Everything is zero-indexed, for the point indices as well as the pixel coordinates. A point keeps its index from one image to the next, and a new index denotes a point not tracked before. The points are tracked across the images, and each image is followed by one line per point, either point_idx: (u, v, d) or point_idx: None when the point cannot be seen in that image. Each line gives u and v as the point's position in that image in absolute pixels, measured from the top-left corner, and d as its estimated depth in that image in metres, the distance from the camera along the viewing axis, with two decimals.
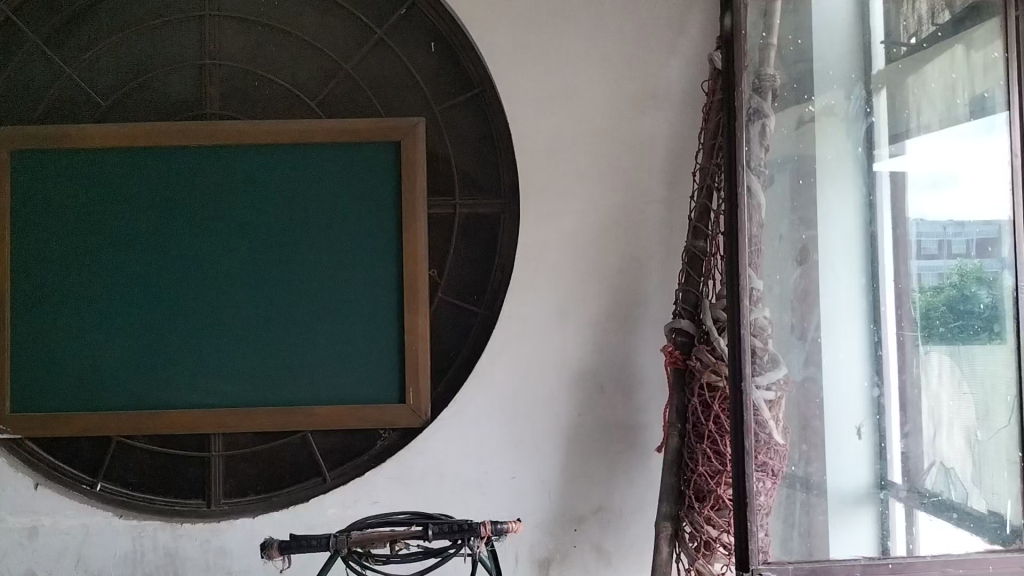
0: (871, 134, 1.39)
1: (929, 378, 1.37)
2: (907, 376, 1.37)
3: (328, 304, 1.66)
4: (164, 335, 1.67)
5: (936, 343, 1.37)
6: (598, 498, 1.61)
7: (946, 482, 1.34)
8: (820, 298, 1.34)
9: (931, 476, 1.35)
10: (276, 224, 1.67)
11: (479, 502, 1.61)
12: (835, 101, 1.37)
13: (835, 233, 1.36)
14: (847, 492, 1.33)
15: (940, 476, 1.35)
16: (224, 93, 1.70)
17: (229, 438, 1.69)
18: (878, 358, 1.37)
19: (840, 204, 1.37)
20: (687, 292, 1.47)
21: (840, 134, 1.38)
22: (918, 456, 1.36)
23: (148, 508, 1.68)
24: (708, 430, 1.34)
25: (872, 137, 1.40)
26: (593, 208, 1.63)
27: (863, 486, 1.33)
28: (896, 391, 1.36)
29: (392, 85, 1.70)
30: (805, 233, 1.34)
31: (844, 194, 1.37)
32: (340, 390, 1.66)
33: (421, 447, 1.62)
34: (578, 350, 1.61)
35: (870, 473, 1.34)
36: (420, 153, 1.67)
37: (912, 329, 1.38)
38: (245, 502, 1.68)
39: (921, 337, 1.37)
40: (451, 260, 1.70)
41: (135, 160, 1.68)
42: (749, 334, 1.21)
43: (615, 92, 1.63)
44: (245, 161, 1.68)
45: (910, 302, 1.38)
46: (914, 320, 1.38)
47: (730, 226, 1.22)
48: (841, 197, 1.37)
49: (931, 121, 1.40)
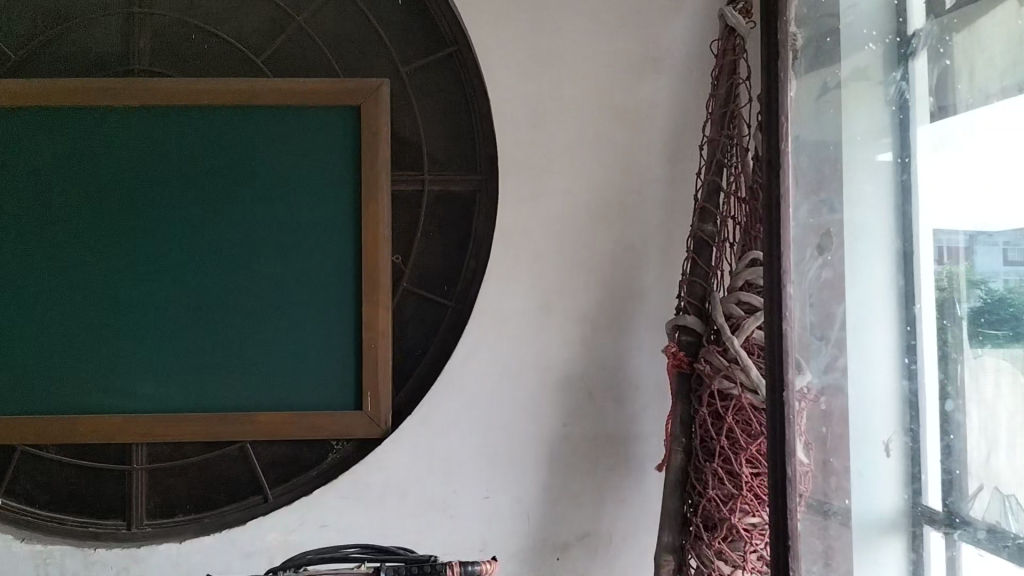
0: (903, 90, 0.88)
1: (980, 387, 0.85)
2: (953, 394, 0.86)
3: (275, 292, 1.43)
4: (82, 327, 1.42)
5: (990, 347, 0.85)
6: (585, 521, 1.39)
7: (1003, 508, 0.82)
8: (848, 305, 0.87)
9: (982, 503, 0.83)
10: (216, 198, 1.43)
11: (447, 525, 1.39)
12: (864, 59, 0.88)
13: (859, 211, 0.87)
14: (873, 517, 0.86)
15: (994, 502, 0.83)
16: (156, 48, 1.46)
17: (154, 448, 1.45)
18: (910, 364, 0.87)
19: (872, 187, 0.88)
20: (692, 284, 1.26)
21: (868, 102, 0.88)
22: (962, 474, 0.85)
23: (57, 531, 1.42)
24: (719, 446, 1.14)
25: (907, 91, 0.88)
26: (584, 187, 1.41)
27: (891, 510, 0.86)
28: (934, 431, 0.86)
29: (353, 43, 1.47)
30: (829, 215, 0.87)
31: (873, 171, 0.88)
32: (287, 394, 1.43)
33: (381, 462, 1.39)
34: (564, 351, 1.39)
35: (901, 495, 0.86)
36: (385, 119, 1.44)
37: (953, 325, 0.87)
38: (173, 524, 1.44)
39: (967, 321, 0.86)
40: (418, 245, 1.47)
41: (53, 120, 1.44)
42: (788, 320, 0.85)
43: (611, 54, 1.41)
44: (181, 124, 1.44)
45: (948, 287, 0.87)
46: (951, 313, 0.87)
47: (770, 162, 0.87)
48: (871, 174, 0.88)
49: (990, 87, 0.86)
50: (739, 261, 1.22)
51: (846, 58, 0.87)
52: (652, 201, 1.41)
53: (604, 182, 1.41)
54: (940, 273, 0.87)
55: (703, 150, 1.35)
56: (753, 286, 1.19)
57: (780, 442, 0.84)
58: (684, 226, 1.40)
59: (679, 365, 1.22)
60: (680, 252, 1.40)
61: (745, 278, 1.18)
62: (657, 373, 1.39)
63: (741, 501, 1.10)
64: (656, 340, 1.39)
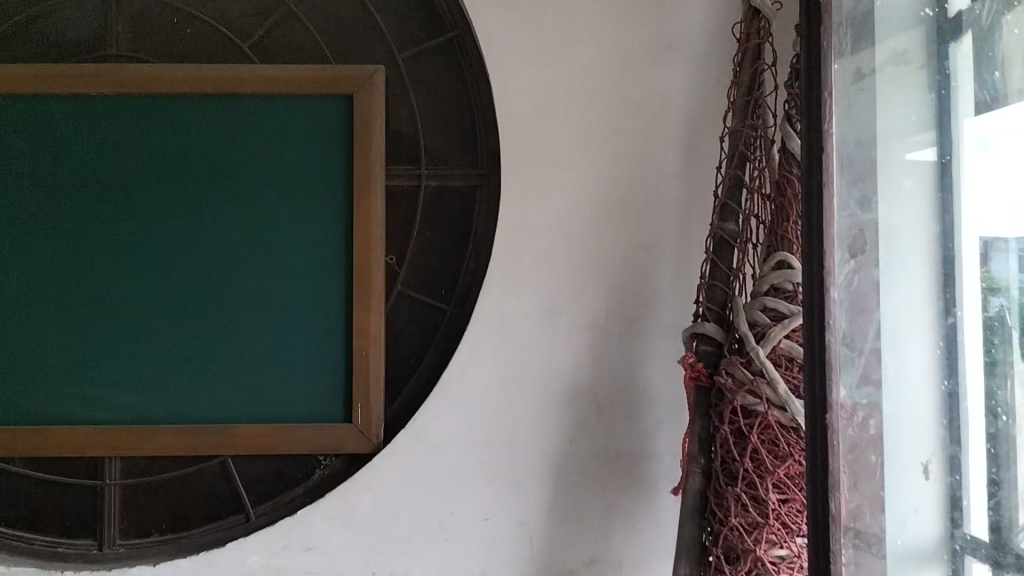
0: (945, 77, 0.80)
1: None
2: (1004, 415, 0.77)
3: (260, 296, 1.32)
4: (52, 332, 1.32)
5: None
6: (592, 546, 1.27)
7: None
8: (887, 312, 0.77)
9: None
10: (197, 194, 1.33)
11: (443, 549, 1.28)
12: (902, 44, 0.79)
13: (898, 208, 0.78)
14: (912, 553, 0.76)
15: None
16: (135, 32, 1.36)
17: (128, 462, 1.34)
18: (952, 382, 0.78)
19: (913, 182, 0.79)
20: (712, 288, 1.14)
21: (907, 89, 0.79)
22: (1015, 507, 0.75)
23: (23, 551, 1.32)
24: (741, 469, 1.03)
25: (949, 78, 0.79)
26: (594, 183, 1.30)
27: (931, 544, 0.77)
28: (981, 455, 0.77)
29: (345, 27, 1.37)
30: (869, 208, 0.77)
31: (913, 165, 0.79)
32: (271, 405, 1.32)
33: (371, 480, 1.28)
34: (571, 361, 1.28)
35: (942, 527, 0.77)
36: (379, 108, 1.33)
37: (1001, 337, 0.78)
38: (147, 545, 1.33)
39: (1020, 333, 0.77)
40: (414, 245, 1.36)
41: (23, 109, 1.34)
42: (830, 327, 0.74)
43: (623, 39, 1.30)
44: (160, 114, 1.34)
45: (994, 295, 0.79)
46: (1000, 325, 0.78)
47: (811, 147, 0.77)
48: (912, 168, 0.79)
49: None
50: (763, 264, 1.13)
51: (881, 42, 0.78)
52: (668, 198, 1.30)
53: (615, 177, 1.30)
54: (983, 278, 0.79)
55: (724, 142, 1.24)
56: (779, 292, 1.10)
57: (824, 473, 0.74)
58: (702, 225, 1.29)
59: (698, 379, 1.10)
60: (698, 253, 1.29)
61: (771, 283, 1.09)
62: (672, 385, 1.28)
63: (766, 530, 0.99)
64: (671, 349, 1.28)
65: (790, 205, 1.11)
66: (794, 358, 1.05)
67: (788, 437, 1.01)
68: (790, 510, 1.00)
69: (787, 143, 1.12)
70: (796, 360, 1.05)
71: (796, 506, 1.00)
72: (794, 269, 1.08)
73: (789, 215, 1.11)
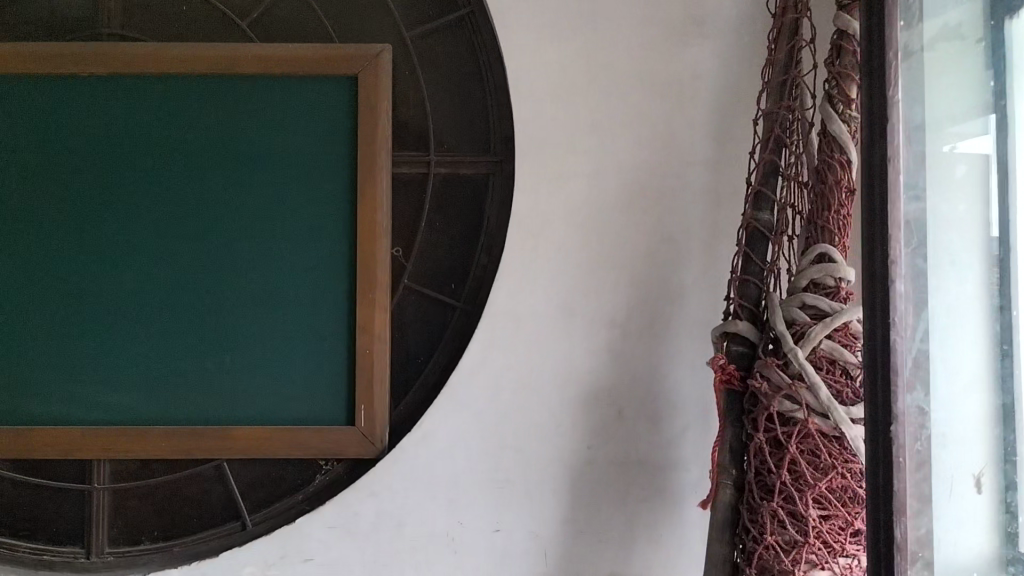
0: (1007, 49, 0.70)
1: None
2: None
3: (258, 290, 1.24)
4: (41, 326, 1.25)
5: None
6: (610, 562, 1.18)
7: None
8: (939, 308, 0.70)
9: None
10: (193, 181, 1.25)
11: (450, 562, 1.19)
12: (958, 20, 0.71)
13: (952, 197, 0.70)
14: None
15: None
16: (129, 9, 1.28)
17: (119, 466, 1.27)
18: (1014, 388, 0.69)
19: (968, 165, 0.70)
20: (745, 283, 1.05)
21: (963, 67, 0.71)
22: None
23: (7, 558, 1.25)
24: (777, 482, 0.94)
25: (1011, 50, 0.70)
26: (615, 170, 1.21)
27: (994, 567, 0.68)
28: None
29: (351, 4, 1.29)
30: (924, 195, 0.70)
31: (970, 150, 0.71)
32: (268, 407, 1.24)
33: (374, 488, 1.20)
34: (590, 362, 1.19)
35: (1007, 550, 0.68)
36: (386, 90, 1.24)
37: None
38: (137, 553, 1.25)
39: None
40: (422, 235, 1.27)
41: (10, 90, 1.26)
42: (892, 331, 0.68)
43: (648, 16, 1.21)
44: (155, 96, 1.26)
45: None
46: None
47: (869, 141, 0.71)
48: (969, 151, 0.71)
49: None
50: (801, 258, 1.04)
51: (930, 17, 0.71)
52: (696, 187, 1.20)
53: (638, 164, 1.21)
54: None
55: (758, 125, 1.14)
56: (819, 288, 1.01)
57: (887, 497, 0.68)
58: (732, 216, 1.20)
59: (730, 385, 1.01)
60: (726, 247, 1.20)
61: (810, 278, 1.01)
62: (698, 389, 1.19)
63: (806, 550, 0.90)
64: (697, 350, 1.19)
65: (833, 192, 1.03)
66: (836, 361, 0.96)
67: (829, 447, 0.92)
68: (832, 528, 0.91)
69: (828, 126, 1.04)
70: (838, 362, 0.96)
71: (838, 523, 0.91)
72: (836, 263, 0.99)
73: (832, 203, 1.03)
